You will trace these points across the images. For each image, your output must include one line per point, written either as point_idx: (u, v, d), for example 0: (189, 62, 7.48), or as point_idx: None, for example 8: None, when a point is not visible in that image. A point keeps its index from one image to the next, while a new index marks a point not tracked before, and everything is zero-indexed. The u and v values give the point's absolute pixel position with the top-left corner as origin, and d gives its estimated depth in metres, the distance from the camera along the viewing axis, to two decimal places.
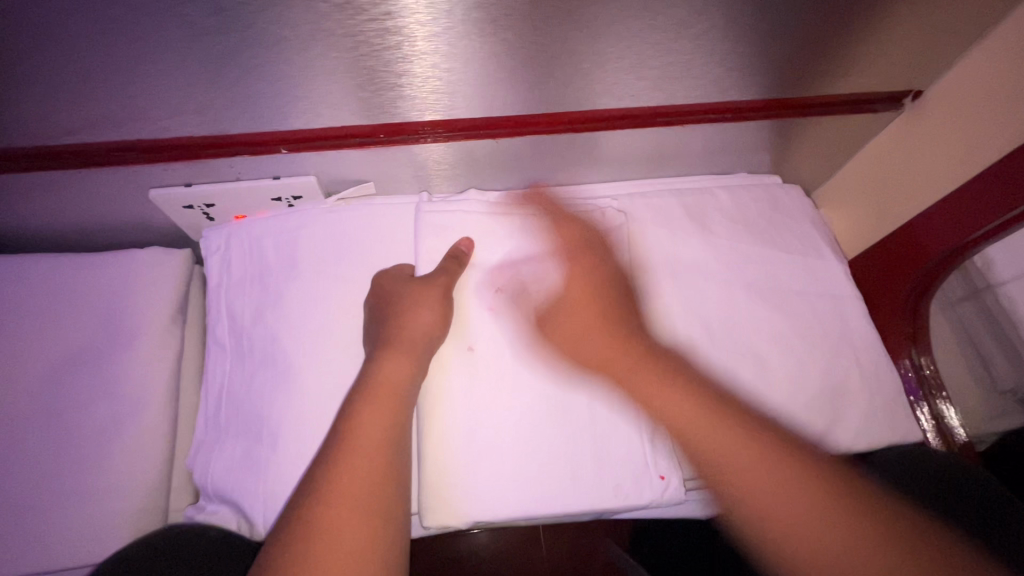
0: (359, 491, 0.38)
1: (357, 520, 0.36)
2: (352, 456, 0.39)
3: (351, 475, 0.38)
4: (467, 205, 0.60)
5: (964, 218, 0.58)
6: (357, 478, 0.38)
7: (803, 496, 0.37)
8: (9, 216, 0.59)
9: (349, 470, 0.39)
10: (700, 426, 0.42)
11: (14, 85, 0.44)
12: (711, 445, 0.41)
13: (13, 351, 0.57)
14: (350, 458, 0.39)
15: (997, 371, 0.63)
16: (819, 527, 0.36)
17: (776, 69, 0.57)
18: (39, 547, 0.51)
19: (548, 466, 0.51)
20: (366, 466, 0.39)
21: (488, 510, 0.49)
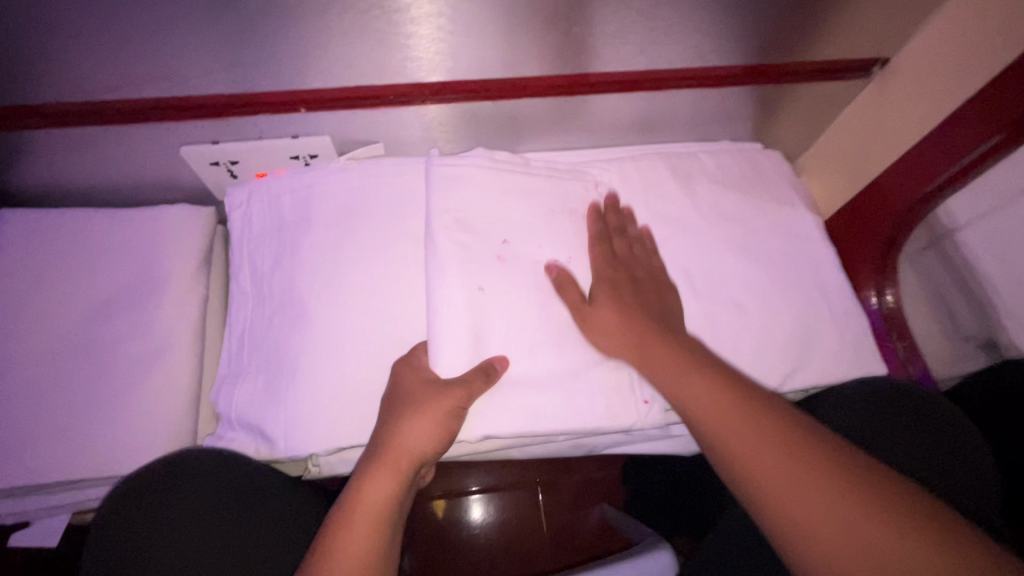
0: (376, 505, 0.47)
1: (367, 536, 0.45)
2: (379, 474, 0.49)
3: (373, 491, 0.48)
4: (475, 160, 0.64)
5: (927, 171, 0.63)
6: (378, 496, 0.48)
7: (816, 492, 0.39)
8: (52, 170, 0.65)
9: (356, 528, 0.45)
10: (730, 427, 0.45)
11: (65, 43, 0.50)
12: (725, 428, 0.45)
13: (54, 292, 0.63)
14: (382, 470, 0.49)
15: (960, 320, 0.69)
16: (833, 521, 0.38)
17: (750, 36, 0.62)
18: (83, 460, 0.56)
19: (550, 392, 0.57)
20: (389, 481, 0.49)
21: (498, 427, 0.55)
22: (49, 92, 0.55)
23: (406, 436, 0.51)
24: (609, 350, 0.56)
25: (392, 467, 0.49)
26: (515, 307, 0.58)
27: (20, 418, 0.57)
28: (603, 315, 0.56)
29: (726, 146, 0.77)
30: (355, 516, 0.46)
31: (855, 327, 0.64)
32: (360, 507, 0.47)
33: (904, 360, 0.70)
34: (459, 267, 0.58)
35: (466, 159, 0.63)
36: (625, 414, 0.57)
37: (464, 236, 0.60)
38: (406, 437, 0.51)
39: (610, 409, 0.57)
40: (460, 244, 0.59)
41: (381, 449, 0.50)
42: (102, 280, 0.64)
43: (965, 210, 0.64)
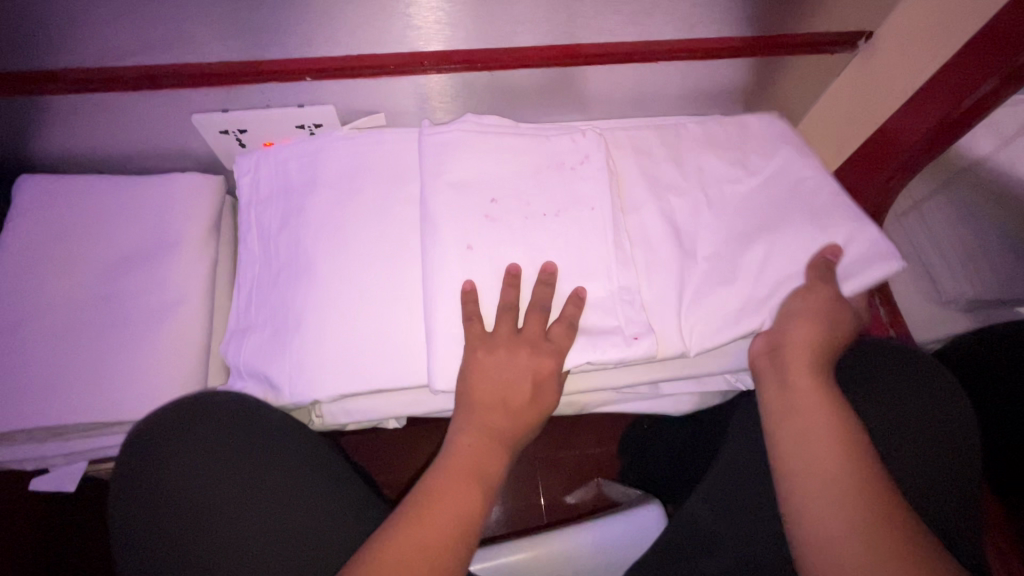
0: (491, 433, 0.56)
1: (489, 456, 0.55)
2: (474, 438, 0.56)
3: (462, 450, 0.55)
4: (464, 126, 0.67)
5: (904, 137, 0.68)
6: (479, 453, 0.55)
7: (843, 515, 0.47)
8: (71, 136, 0.69)
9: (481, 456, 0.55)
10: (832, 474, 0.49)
11: (87, 7, 0.53)
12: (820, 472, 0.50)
13: (71, 250, 0.66)
14: (473, 428, 0.56)
15: (942, 282, 0.74)
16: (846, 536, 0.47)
17: (737, 8, 0.65)
18: (102, 404, 0.60)
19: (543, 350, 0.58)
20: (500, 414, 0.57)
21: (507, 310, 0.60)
22: (70, 57, 0.58)
23: (493, 398, 0.57)
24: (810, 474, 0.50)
25: (486, 432, 0.56)
26: (503, 260, 0.61)
27: (42, 367, 0.60)
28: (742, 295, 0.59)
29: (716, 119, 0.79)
30: (480, 442, 0.55)
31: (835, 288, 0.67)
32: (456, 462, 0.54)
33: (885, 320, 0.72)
34: (451, 225, 0.61)
35: (457, 125, 0.67)
36: (611, 363, 0.60)
37: (456, 201, 0.62)
38: (490, 399, 0.57)
39: (594, 361, 0.59)
40: (450, 203, 0.62)
41: (466, 411, 0.57)
42: (119, 241, 0.67)
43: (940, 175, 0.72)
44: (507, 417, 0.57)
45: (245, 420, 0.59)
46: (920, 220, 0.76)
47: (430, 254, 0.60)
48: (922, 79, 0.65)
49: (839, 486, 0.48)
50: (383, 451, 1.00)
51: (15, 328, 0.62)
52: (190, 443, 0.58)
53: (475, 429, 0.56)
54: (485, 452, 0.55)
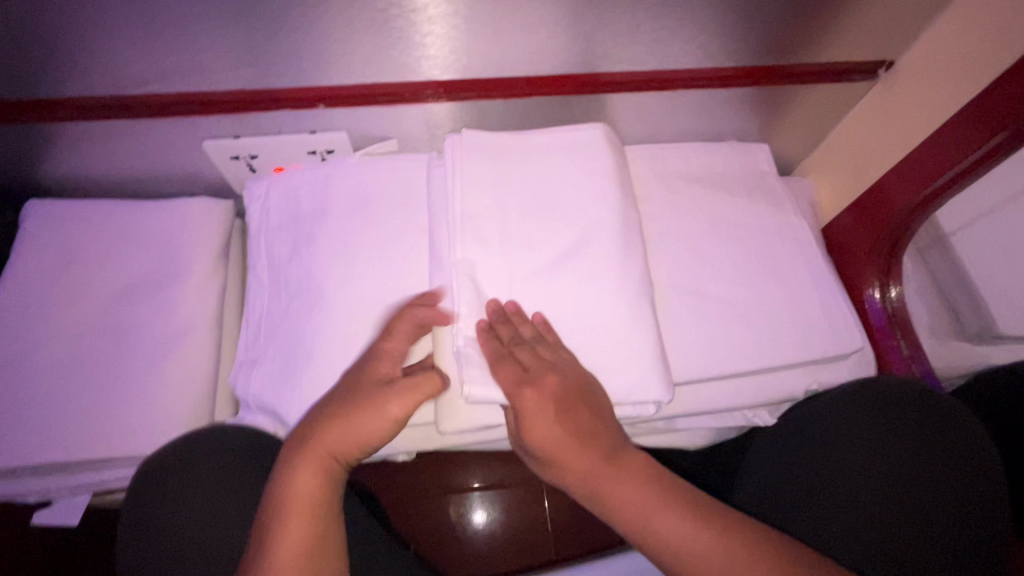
0: (310, 476, 0.49)
1: (315, 474, 0.49)
2: (303, 463, 0.49)
3: (301, 474, 0.48)
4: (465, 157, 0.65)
5: (923, 176, 0.65)
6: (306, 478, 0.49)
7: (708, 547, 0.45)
8: (81, 162, 0.68)
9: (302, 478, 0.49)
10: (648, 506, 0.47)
11: (99, 38, 0.53)
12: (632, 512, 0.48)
13: (77, 279, 0.65)
14: (302, 455, 0.49)
15: (962, 316, 0.70)
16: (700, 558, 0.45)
17: (756, 37, 0.64)
18: (107, 439, 0.59)
19: None
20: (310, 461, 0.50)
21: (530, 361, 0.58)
22: (81, 85, 0.58)
23: (348, 415, 0.50)
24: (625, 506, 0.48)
25: (313, 460, 0.49)
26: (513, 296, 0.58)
27: (45, 399, 0.59)
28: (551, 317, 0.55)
29: (731, 145, 0.78)
30: (303, 459, 0.49)
31: (851, 323, 0.67)
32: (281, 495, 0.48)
33: (907, 358, 0.69)
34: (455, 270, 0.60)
35: (461, 153, 0.61)
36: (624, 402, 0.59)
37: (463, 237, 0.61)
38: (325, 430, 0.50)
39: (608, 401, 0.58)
40: None
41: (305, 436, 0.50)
42: (126, 269, 0.66)
43: (954, 217, 0.66)
44: (354, 443, 0.50)
45: (251, 456, 0.58)
46: (946, 258, 0.69)
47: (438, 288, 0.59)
48: (944, 115, 0.62)
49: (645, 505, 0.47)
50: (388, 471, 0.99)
51: (20, 359, 0.61)
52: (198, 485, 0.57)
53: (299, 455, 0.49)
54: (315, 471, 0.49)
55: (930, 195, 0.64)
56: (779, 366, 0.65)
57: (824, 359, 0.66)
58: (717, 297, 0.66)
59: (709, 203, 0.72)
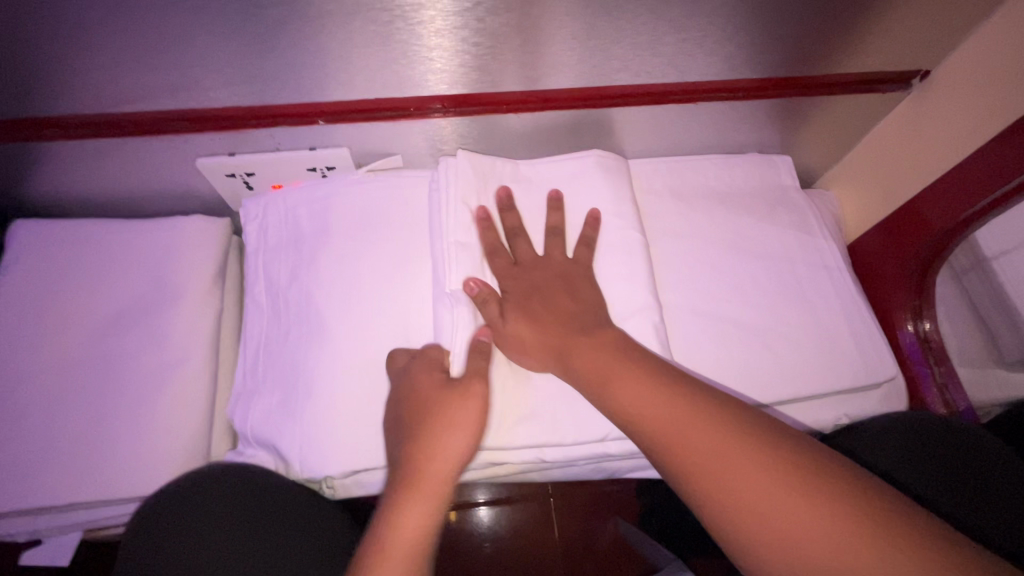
0: (418, 521, 0.46)
1: (428, 507, 0.47)
2: (416, 495, 0.47)
3: (415, 503, 0.46)
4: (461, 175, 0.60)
5: (961, 196, 0.61)
6: (422, 512, 0.46)
7: (756, 476, 0.39)
8: (69, 181, 0.65)
9: (409, 516, 0.46)
10: (704, 452, 0.41)
11: (83, 56, 0.49)
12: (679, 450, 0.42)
13: (66, 306, 0.62)
14: (409, 488, 0.47)
15: (1002, 343, 0.66)
16: (780, 509, 0.37)
17: (785, 48, 0.60)
18: (98, 478, 0.56)
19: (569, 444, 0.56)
20: (419, 483, 0.47)
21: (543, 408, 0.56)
22: (66, 104, 0.54)
23: (438, 435, 0.49)
24: (688, 447, 0.42)
25: (428, 491, 0.47)
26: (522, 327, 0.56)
27: (33, 436, 0.56)
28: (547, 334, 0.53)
29: (752, 157, 0.74)
30: (418, 488, 0.47)
31: (881, 350, 0.63)
32: (397, 533, 0.45)
33: (940, 386, 0.66)
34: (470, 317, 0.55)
35: (456, 176, 0.60)
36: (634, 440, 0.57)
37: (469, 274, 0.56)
38: (437, 457, 0.49)
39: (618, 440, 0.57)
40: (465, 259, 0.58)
41: (414, 466, 0.48)
42: (118, 295, 0.63)
43: (996, 241, 0.62)
44: (450, 470, 0.49)
45: (245, 499, 0.54)
46: (986, 281, 0.65)
47: (440, 318, 0.56)
48: (984, 132, 0.58)
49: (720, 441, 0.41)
50: None
51: (6, 395, 0.58)
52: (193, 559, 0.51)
53: (412, 488, 0.47)
54: (434, 497, 0.47)
55: (967, 217, 0.61)
56: (805, 397, 0.61)
57: (854, 389, 0.63)
58: (739, 322, 0.63)
59: (729, 221, 0.68)
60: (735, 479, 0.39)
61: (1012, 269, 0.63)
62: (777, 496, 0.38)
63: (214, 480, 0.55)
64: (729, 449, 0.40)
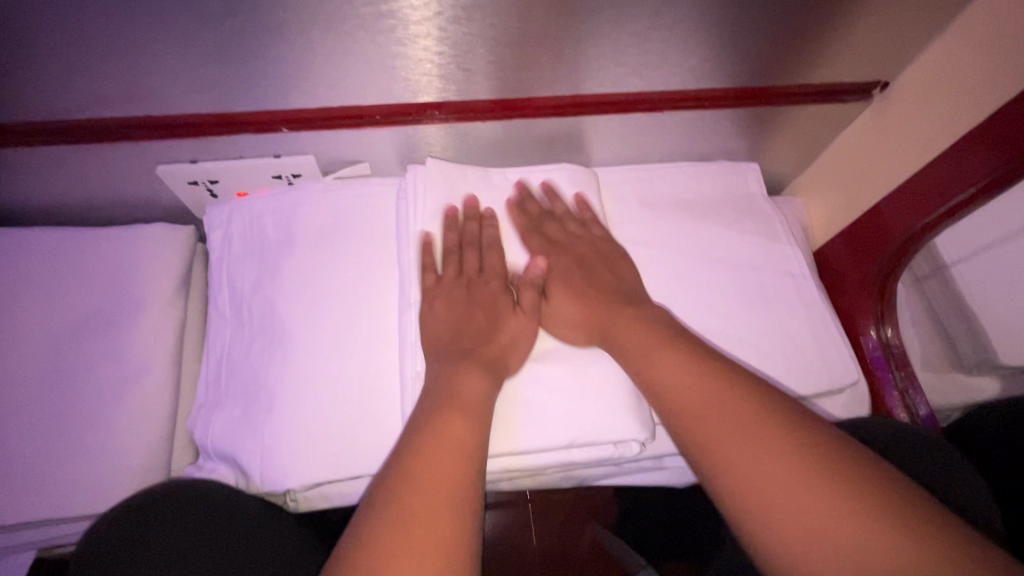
0: (433, 491, 0.38)
1: (445, 477, 0.39)
2: (430, 466, 0.40)
3: (423, 483, 0.39)
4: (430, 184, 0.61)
5: (920, 203, 0.62)
6: (436, 484, 0.39)
7: (751, 437, 0.40)
8: (22, 189, 0.63)
9: (420, 488, 0.38)
10: (709, 409, 0.43)
11: (32, 62, 0.48)
12: (689, 405, 0.44)
13: (18, 318, 0.60)
14: (413, 475, 0.39)
15: (960, 348, 0.66)
16: (764, 470, 0.38)
17: (749, 59, 0.60)
18: (50, 494, 0.54)
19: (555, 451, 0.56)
20: (451, 449, 0.41)
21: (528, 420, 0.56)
22: (16, 110, 0.53)
23: (452, 415, 0.44)
24: (680, 401, 0.45)
25: (432, 477, 0.39)
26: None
27: None
28: None
29: (722, 165, 0.75)
30: (432, 459, 0.40)
31: (844, 356, 0.64)
32: (403, 529, 0.36)
33: (902, 390, 0.68)
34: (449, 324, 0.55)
35: (425, 188, 0.61)
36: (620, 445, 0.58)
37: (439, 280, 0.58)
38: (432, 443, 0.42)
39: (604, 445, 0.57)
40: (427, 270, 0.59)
41: (411, 458, 0.40)
42: (74, 307, 0.61)
43: (955, 248, 0.63)
44: (456, 449, 0.42)
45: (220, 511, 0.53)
46: (945, 288, 0.66)
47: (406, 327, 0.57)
48: (940, 142, 0.60)
49: (721, 401, 0.43)
50: None
51: None
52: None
53: (411, 471, 0.39)
54: (448, 483, 0.39)
55: (926, 224, 0.62)
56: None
57: (817, 395, 0.64)
58: (705, 329, 0.63)
59: (698, 229, 0.69)
60: (712, 423, 0.42)
61: (971, 277, 0.63)
62: (806, 492, 0.36)
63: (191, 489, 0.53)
64: (727, 408, 0.42)
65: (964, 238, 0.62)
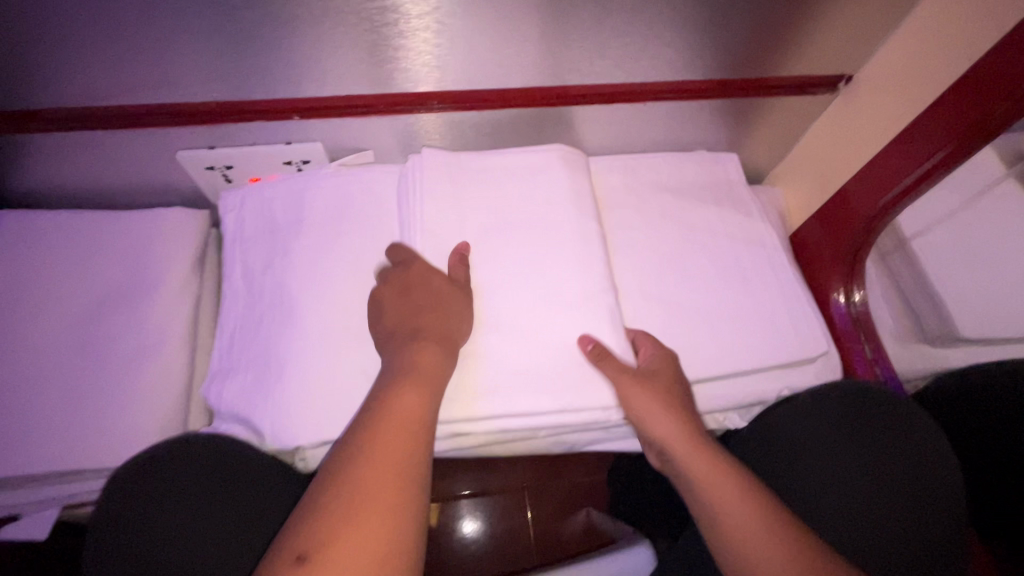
0: (371, 478, 0.42)
1: (386, 466, 0.43)
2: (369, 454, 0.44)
3: (382, 451, 0.44)
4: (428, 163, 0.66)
5: (880, 185, 0.67)
6: (376, 475, 0.43)
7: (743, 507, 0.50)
8: (51, 173, 0.68)
9: (363, 481, 0.42)
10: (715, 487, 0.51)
11: (70, 52, 0.53)
12: (700, 479, 0.52)
13: (47, 290, 0.65)
14: (367, 466, 0.43)
15: (924, 320, 0.71)
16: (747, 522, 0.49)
17: (722, 52, 0.66)
18: (75, 450, 0.58)
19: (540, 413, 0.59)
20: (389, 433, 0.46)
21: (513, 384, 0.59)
22: (52, 98, 0.58)
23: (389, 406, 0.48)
24: (707, 480, 0.52)
25: (393, 448, 0.45)
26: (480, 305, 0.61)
27: (11, 411, 0.59)
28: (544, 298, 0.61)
29: (701, 154, 0.80)
30: (369, 448, 0.44)
31: (815, 328, 0.69)
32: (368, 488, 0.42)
33: (870, 360, 0.72)
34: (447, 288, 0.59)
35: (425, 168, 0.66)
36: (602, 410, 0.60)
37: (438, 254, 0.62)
38: (393, 417, 0.47)
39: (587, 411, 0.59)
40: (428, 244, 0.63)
41: (371, 423, 0.46)
42: (98, 281, 0.66)
43: (915, 222, 0.69)
44: (414, 420, 0.47)
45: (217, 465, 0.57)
46: (907, 261, 0.71)
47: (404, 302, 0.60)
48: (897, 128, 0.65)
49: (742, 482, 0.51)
50: None
51: None
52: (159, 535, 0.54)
53: (372, 468, 0.43)
54: (400, 459, 0.44)
55: (887, 204, 0.67)
56: (723, 375, 0.66)
57: (792, 363, 0.68)
58: (685, 302, 0.68)
59: (679, 212, 0.74)
60: (725, 500, 0.50)
61: (929, 250, 0.69)
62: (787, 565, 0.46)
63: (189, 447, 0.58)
64: (727, 486, 0.51)
65: (924, 213, 0.68)
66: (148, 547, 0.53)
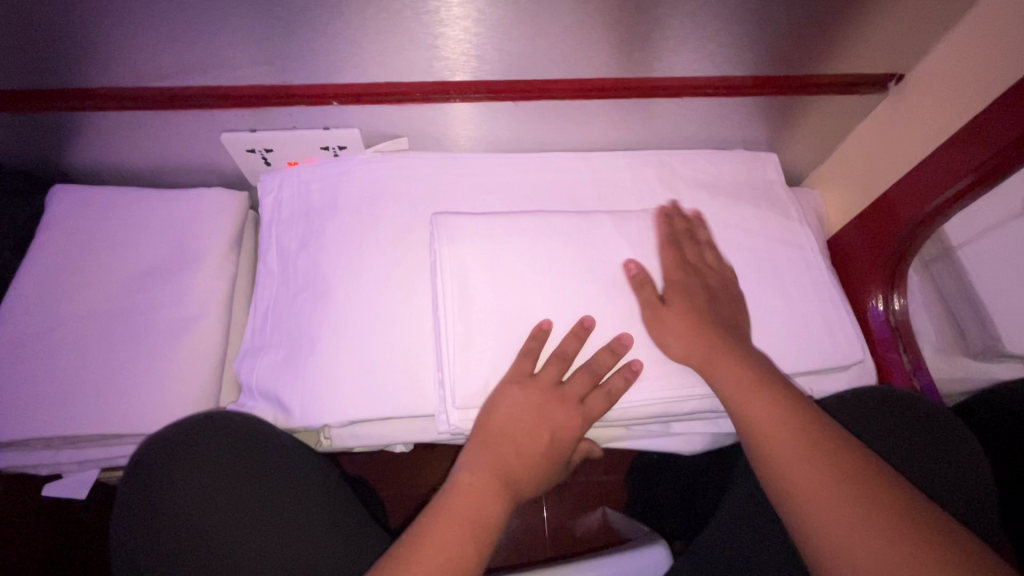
0: (473, 508, 0.48)
1: (458, 533, 0.46)
2: (486, 478, 0.50)
3: (443, 533, 0.46)
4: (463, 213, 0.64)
5: (923, 191, 0.65)
6: (473, 501, 0.49)
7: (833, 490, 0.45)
8: (104, 149, 0.71)
9: (437, 539, 0.45)
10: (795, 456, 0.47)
11: (126, 34, 0.55)
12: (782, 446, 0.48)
13: (96, 262, 0.68)
14: (450, 513, 0.47)
15: (968, 333, 0.71)
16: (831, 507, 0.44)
17: (768, 48, 0.64)
18: (114, 416, 0.61)
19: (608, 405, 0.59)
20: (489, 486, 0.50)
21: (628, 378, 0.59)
22: (107, 78, 0.60)
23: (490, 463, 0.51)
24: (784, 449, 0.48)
25: (458, 523, 0.47)
26: (522, 312, 0.59)
27: (58, 375, 0.62)
28: (577, 292, 0.60)
29: (740, 153, 0.79)
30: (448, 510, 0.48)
31: (850, 335, 0.67)
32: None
33: (909, 371, 0.71)
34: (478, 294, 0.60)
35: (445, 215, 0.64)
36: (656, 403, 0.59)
37: (456, 252, 0.61)
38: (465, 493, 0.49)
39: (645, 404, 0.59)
40: (458, 238, 0.62)
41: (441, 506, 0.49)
42: (143, 255, 0.69)
43: (961, 231, 0.67)
44: (483, 511, 0.48)
45: (241, 442, 0.59)
46: (951, 271, 0.70)
47: (456, 301, 0.59)
48: (946, 131, 0.63)
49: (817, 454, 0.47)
50: (385, 463, 0.94)
51: (38, 337, 0.63)
52: (174, 512, 0.56)
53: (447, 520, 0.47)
54: (469, 525, 0.47)
55: (931, 212, 0.65)
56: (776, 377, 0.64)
57: (825, 370, 0.66)
58: None
59: (715, 210, 0.72)
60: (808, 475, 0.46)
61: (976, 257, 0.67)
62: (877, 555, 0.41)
63: (210, 424, 0.59)
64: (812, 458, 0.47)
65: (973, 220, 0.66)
66: (170, 508, 0.56)
